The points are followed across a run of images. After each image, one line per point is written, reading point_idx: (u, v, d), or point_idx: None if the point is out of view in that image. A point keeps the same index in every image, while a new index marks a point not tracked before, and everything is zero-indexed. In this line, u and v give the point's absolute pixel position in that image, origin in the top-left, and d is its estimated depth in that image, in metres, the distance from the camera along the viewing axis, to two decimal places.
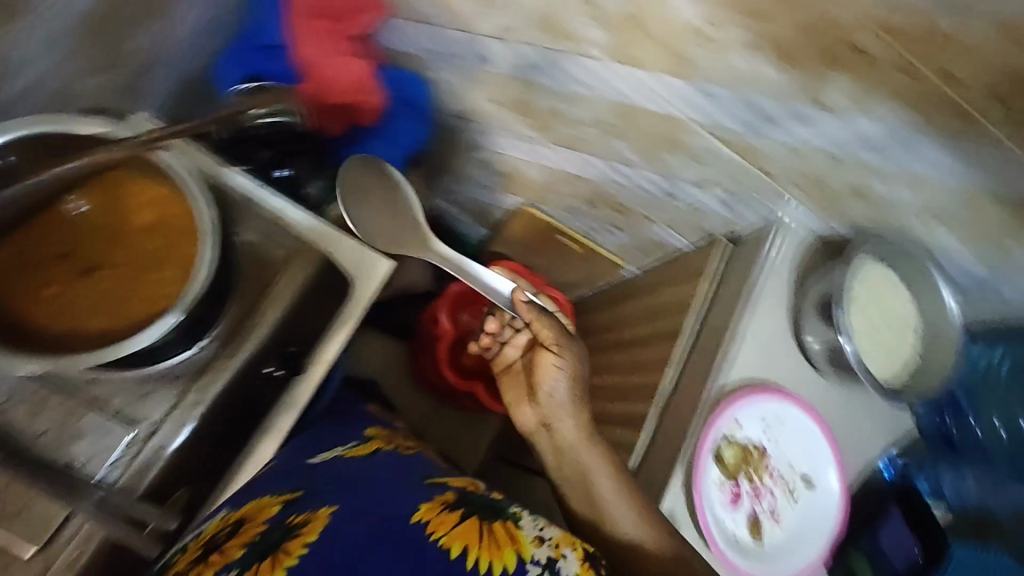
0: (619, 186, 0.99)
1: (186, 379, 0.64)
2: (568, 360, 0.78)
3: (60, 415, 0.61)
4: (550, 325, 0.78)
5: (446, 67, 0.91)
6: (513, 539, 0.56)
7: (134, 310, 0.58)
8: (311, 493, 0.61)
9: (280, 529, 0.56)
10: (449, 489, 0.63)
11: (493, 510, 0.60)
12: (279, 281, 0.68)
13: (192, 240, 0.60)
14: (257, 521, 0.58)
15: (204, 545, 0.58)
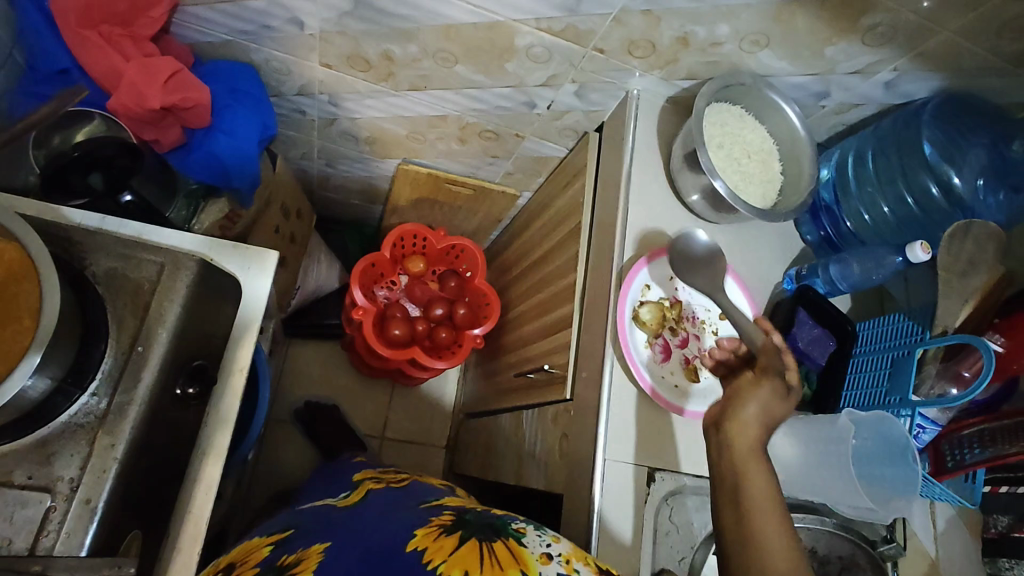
0: (480, 113, 0.99)
1: (91, 426, 0.60)
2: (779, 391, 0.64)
3: None
4: (780, 370, 0.65)
5: (263, 42, 0.87)
6: (517, 557, 0.55)
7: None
8: (305, 534, 0.62)
9: (273, 569, 0.56)
10: (441, 517, 0.62)
11: (494, 528, 0.59)
12: (156, 300, 0.64)
13: (32, 279, 0.55)
14: (252, 563, 0.59)
15: None
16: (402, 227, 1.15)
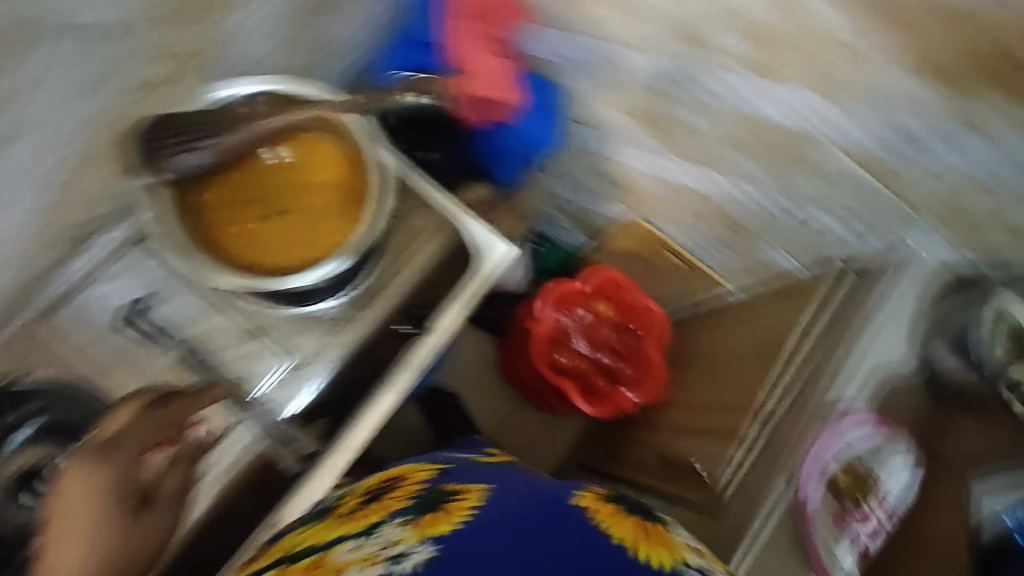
0: (734, 204, 0.99)
1: (334, 325, 0.72)
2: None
3: (234, 331, 0.71)
4: None
5: (580, 74, 0.98)
6: (666, 541, 0.51)
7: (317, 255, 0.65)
8: (465, 471, 0.62)
9: (438, 492, 0.56)
10: (592, 488, 0.60)
11: (645, 509, 0.56)
12: (419, 250, 0.76)
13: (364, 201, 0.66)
14: (415, 481, 0.59)
15: (366, 493, 0.59)
16: (605, 270, 1.19)
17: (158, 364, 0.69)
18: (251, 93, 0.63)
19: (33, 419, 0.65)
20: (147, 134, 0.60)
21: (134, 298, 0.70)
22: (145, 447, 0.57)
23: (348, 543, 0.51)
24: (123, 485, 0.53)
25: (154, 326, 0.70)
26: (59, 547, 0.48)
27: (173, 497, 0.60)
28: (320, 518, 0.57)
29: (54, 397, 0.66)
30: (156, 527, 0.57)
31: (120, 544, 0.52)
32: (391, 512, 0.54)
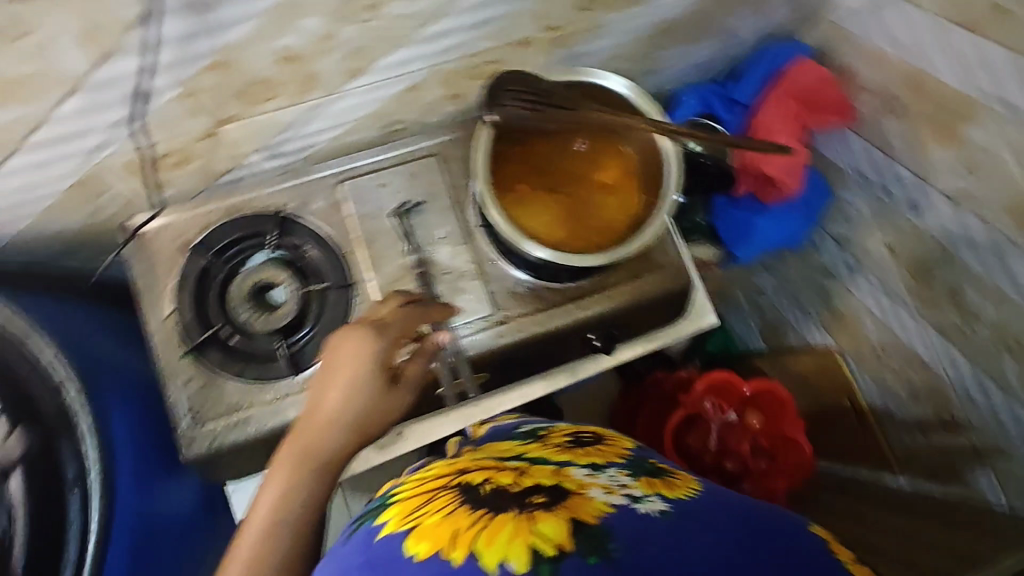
0: (966, 401, 0.87)
1: (541, 303, 0.77)
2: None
3: (463, 266, 0.77)
4: None
5: (868, 193, 0.92)
6: None
7: (576, 245, 0.70)
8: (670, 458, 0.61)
9: (653, 465, 0.56)
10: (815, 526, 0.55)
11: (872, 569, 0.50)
12: (644, 278, 0.79)
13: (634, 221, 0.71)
14: (621, 446, 0.62)
15: (571, 437, 0.62)
16: (784, 391, 1.09)
17: (392, 259, 0.77)
18: (612, 90, 0.67)
19: (291, 250, 0.77)
20: (510, 90, 0.65)
21: (400, 199, 0.78)
22: (398, 338, 0.61)
23: (580, 470, 0.53)
24: (375, 362, 0.59)
25: (406, 228, 0.77)
26: (324, 393, 0.58)
27: (413, 384, 0.63)
28: (532, 440, 0.61)
29: (330, 253, 0.77)
30: (400, 401, 0.61)
31: (365, 404, 0.58)
32: (608, 464, 0.56)
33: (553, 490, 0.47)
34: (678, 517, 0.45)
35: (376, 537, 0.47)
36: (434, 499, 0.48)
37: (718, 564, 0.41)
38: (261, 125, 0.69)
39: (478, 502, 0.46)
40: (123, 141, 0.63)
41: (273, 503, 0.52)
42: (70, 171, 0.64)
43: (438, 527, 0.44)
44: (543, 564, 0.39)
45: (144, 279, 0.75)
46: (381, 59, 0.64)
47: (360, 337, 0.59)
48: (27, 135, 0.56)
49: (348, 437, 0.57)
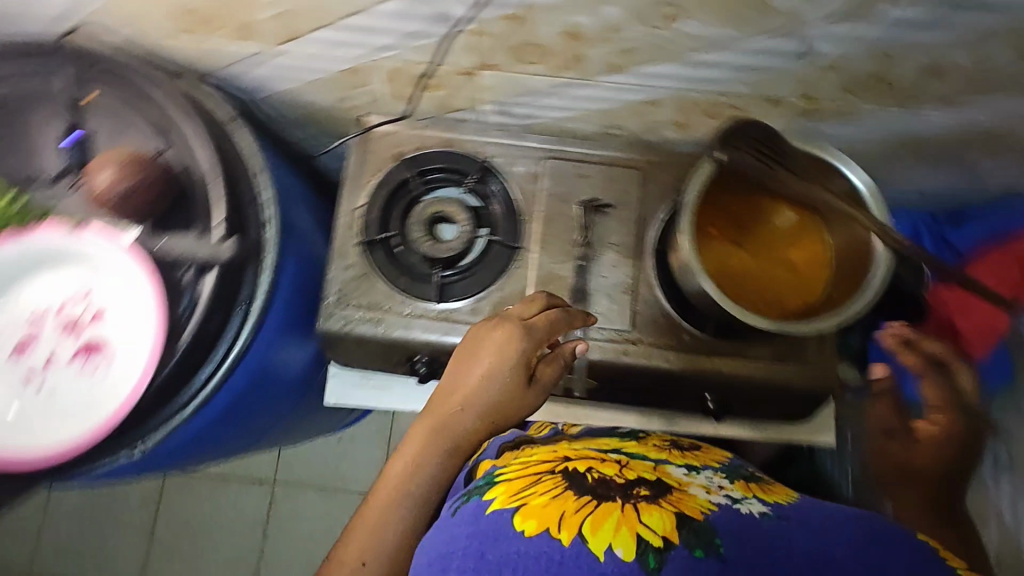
0: None
1: (677, 342, 0.77)
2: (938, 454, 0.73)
3: (621, 276, 0.80)
4: None
5: None
6: None
7: (742, 301, 0.71)
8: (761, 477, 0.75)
9: (745, 477, 0.70)
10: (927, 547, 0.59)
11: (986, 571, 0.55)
12: (786, 366, 0.77)
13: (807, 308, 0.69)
14: (714, 455, 0.77)
15: (669, 440, 0.79)
16: None
17: (561, 243, 0.81)
18: (844, 176, 0.64)
19: (480, 197, 0.83)
20: (750, 138, 0.66)
21: (592, 194, 0.82)
22: (540, 342, 0.66)
23: (678, 468, 0.67)
24: (518, 358, 0.64)
25: (587, 221, 0.81)
26: (467, 371, 0.65)
27: (546, 385, 0.67)
28: (633, 437, 0.78)
29: (513, 215, 0.82)
30: (532, 399, 0.66)
31: (497, 392, 0.64)
32: (703, 466, 0.71)
33: (654, 484, 0.59)
34: (777, 519, 0.55)
35: (486, 512, 0.54)
36: (540, 481, 0.57)
37: (810, 562, 0.49)
38: (511, 81, 0.75)
39: (584, 491, 0.55)
40: (405, 51, 0.71)
41: (411, 461, 0.63)
42: (352, 58, 0.74)
43: (548, 510, 0.52)
44: (649, 554, 0.48)
45: (353, 166, 0.84)
46: (644, 65, 0.68)
47: (499, 333, 0.65)
48: (344, 16, 0.66)
49: (476, 421, 0.64)
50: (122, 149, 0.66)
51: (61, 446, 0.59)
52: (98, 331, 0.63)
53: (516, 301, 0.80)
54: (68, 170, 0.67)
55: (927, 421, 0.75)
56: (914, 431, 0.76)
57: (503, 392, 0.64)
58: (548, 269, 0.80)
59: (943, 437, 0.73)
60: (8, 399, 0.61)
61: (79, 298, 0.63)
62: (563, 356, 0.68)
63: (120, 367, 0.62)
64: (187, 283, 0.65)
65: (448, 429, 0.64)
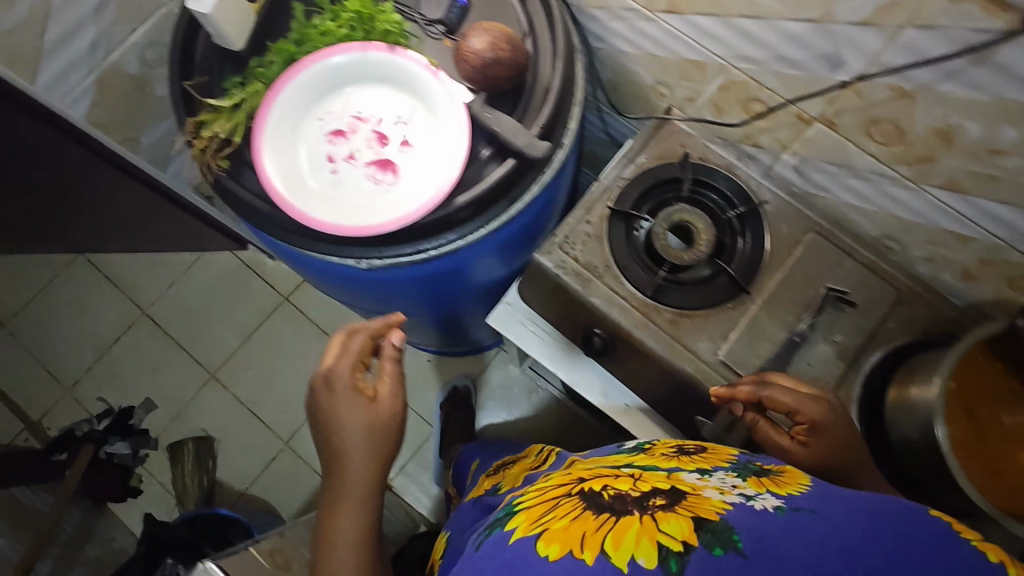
0: None
1: None
2: (835, 431, 0.69)
3: (825, 374, 0.78)
4: None
5: None
6: None
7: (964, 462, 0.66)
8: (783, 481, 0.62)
9: (756, 470, 0.57)
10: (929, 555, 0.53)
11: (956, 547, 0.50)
12: None
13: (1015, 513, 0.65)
14: (722, 455, 0.64)
15: (676, 448, 0.66)
16: None
17: (785, 311, 0.80)
18: None
19: (734, 229, 0.83)
20: None
21: (839, 285, 0.80)
22: (349, 384, 0.70)
23: (689, 474, 0.55)
24: (349, 388, 0.70)
25: (823, 306, 0.79)
26: (325, 421, 0.71)
27: (393, 399, 0.72)
28: (640, 452, 0.67)
29: (755, 261, 0.81)
30: (388, 411, 0.72)
31: (362, 421, 0.70)
32: (715, 469, 0.58)
33: (671, 491, 0.47)
34: (794, 512, 0.43)
35: (509, 541, 0.44)
36: (556, 505, 0.48)
37: (842, 556, 0.38)
38: (835, 147, 0.75)
39: (603, 509, 0.45)
40: (765, 71, 0.72)
41: (327, 510, 0.72)
42: (708, 53, 0.77)
43: (568, 531, 0.42)
44: (672, 559, 0.39)
45: (638, 141, 0.86)
46: (990, 199, 0.65)
47: (322, 386, 0.71)
48: (739, 16, 0.68)
49: (362, 462, 0.71)
50: (497, 23, 0.68)
51: (330, 224, 0.66)
52: (398, 155, 0.70)
53: (715, 336, 0.79)
54: (444, 21, 0.75)
55: (798, 426, 0.70)
56: (801, 448, 0.70)
57: (370, 405, 0.71)
58: (761, 327, 0.79)
59: (822, 426, 0.69)
60: (310, 172, 0.69)
61: (399, 123, 0.71)
62: (398, 396, 0.73)
63: (402, 193, 0.68)
64: (483, 162, 0.70)
65: (346, 491, 0.71)
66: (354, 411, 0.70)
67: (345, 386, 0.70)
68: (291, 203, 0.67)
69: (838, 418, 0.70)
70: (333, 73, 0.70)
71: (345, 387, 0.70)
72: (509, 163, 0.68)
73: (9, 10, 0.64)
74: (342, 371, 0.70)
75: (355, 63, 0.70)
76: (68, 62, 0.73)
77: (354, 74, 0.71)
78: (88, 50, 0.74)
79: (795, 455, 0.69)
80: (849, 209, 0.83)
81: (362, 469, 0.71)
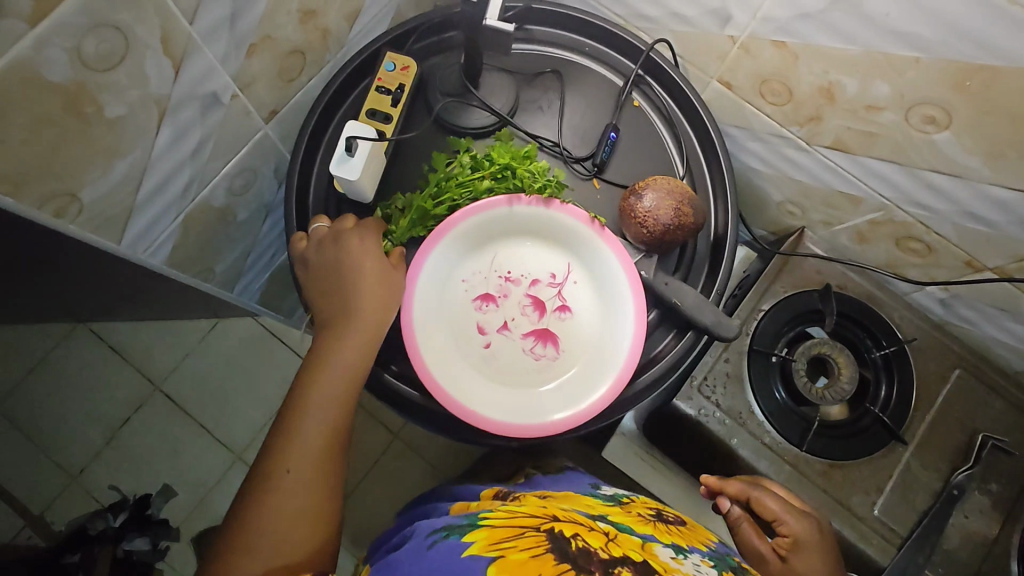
0: None
1: None
2: (817, 561, 0.59)
3: (981, 526, 0.75)
4: None
5: None
6: None
7: None
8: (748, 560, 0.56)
9: (734, 562, 0.51)
10: None
11: None
12: None
13: None
14: (701, 535, 0.56)
15: (654, 510, 0.59)
16: None
17: (939, 458, 0.76)
18: None
19: (881, 369, 0.78)
20: None
21: (993, 428, 0.76)
22: (366, 239, 0.58)
23: (665, 548, 0.48)
24: (368, 242, 0.58)
25: (980, 456, 0.74)
26: (332, 275, 0.57)
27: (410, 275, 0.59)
28: (617, 503, 0.59)
29: (907, 405, 0.77)
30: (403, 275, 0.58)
31: (377, 287, 0.56)
32: (692, 548, 0.51)
33: (641, 564, 0.42)
34: None
35: (462, 556, 0.42)
36: (521, 536, 0.43)
37: None
38: (1000, 294, 0.70)
39: (565, 558, 0.41)
40: (941, 219, 0.67)
41: (304, 378, 0.54)
42: (870, 190, 0.71)
43: (522, 567, 0.39)
44: None
45: (774, 269, 0.80)
46: None
47: (347, 232, 0.58)
48: (927, 169, 0.62)
49: (372, 314, 0.55)
50: (671, 179, 0.61)
51: (495, 420, 0.58)
52: (558, 324, 0.62)
53: (870, 489, 0.75)
54: (592, 157, 0.66)
55: (779, 538, 0.61)
56: (780, 562, 0.59)
57: (382, 265, 0.57)
58: (915, 476, 0.75)
59: (806, 546, 0.60)
60: (465, 353, 0.61)
61: (555, 287, 0.63)
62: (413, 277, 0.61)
63: (568, 376, 0.61)
64: (651, 327, 0.65)
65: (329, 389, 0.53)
66: (363, 265, 0.56)
67: (366, 237, 0.58)
68: (447, 393, 0.58)
69: (824, 548, 0.61)
70: (481, 228, 0.62)
71: (364, 251, 0.57)
72: (688, 333, 0.63)
73: (105, 175, 0.53)
74: (364, 226, 0.58)
75: (505, 216, 0.62)
76: (157, 211, 0.61)
77: (502, 228, 0.63)
78: (179, 195, 0.63)
79: (772, 569, 0.59)
80: (995, 342, 0.79)
81: (363, 327, 0.55)
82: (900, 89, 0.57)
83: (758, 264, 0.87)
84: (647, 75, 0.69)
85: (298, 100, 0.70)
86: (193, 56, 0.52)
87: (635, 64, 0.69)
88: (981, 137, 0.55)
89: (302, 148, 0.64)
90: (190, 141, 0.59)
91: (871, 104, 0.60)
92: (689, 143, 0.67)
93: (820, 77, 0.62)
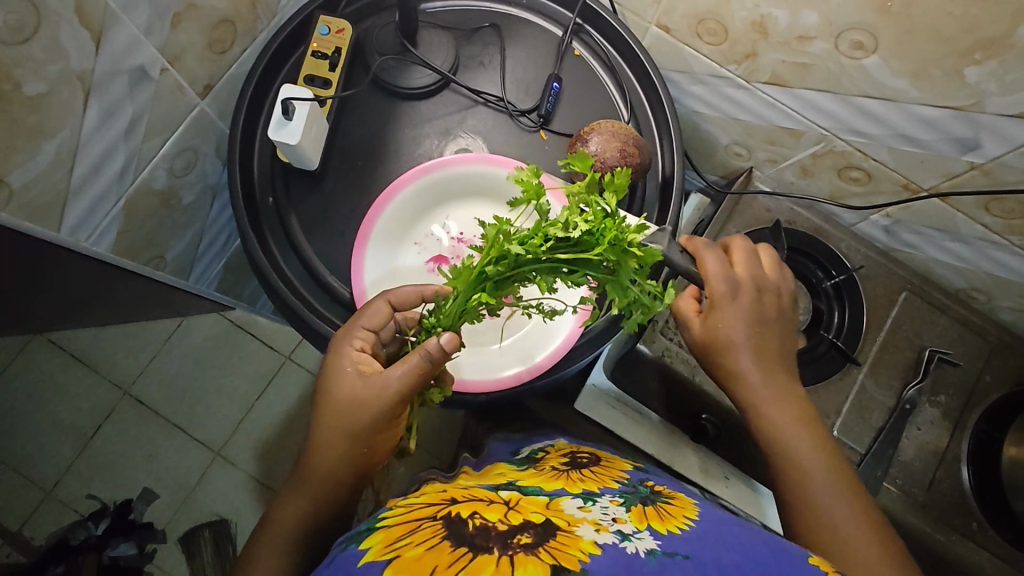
0: None
1: (964, 521, 0.77)
2: (734, 313, 0.59)
3: (932, 435, 0.79)
4: None
5: None
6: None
7: None
8: (660, 477, 0.61)
9: (645, 486, 0.55)
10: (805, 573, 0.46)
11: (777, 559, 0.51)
12: None
13: None
14: (616, 470, 0.60)
15: (569, 459, 0.63)
16: None
17: (891, 375, 0.79)
18: None
19: (833, 297, 0.81)
20: None
21: (938, 345, 0.80)
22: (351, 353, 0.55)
23: (574, 499, 0.50)
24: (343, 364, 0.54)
25: (929, 368, 0.78)
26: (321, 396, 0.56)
27: (387, 389, 0.52)
28: (531, 463, 0.63)
29: (857, 329, 0.80)
30: (368, 393, 0.52)
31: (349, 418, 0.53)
32: (603, 491, 0.53)
33: (542, 526, 0.43)
34: (670, 556, 0.39)
35: (357, 564, 0.40)
36: (418, 530, 0.43)
37: None
38: (936, 213, 0.73)
39: (462, 542, 0.40)
40: (878, 144, 0.69)
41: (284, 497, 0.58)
42: (808, 123, 0.73)
43: (416, 562, 0.38)
44: None
45: (725, 211, 0.84)
46: None
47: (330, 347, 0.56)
48: (860, 95, 0.64)
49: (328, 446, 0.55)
50: (616, 122, 0.62)
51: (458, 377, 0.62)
52: None
53: (829, 411, 0.78)
54: (536, 109, 0.67)
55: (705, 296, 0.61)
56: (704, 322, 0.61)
57: (357, 392, 0.53)
58: (870, 395, 0.79)
59: (722, 305, 0.59)
60: None
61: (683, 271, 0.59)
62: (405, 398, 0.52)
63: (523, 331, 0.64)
64: None
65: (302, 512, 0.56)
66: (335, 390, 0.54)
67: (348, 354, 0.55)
68: None
69: (749, 304, 0.59)
70: (432, 188, 0.63)
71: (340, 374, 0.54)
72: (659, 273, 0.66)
73: (34, 158, 0.51)
74: (345, 339, 0.55)
75: (457, 176, 0.62)
76: (97, 195, 0.60)
77: (449, 190, 0.63)
78: (117, 177, 0.61)
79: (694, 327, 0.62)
80: (937, 264, 0.83)
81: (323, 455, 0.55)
82: (828, 16, 0.58)
83: (710, 209, 0.90)
84: (585, 24, 0.69)
85: (231, 73, 0.69)
86: (113, 26, 0.51)
87: (572, 13, 0.68)
88: (907, 59, 0.57)
89: (240, 120, 0.62)
90: (122, 118, 0.57)
91: (802, 35, 0.62)
92: (630, 86, 0.68)
93: (751, 12, 0.63)
